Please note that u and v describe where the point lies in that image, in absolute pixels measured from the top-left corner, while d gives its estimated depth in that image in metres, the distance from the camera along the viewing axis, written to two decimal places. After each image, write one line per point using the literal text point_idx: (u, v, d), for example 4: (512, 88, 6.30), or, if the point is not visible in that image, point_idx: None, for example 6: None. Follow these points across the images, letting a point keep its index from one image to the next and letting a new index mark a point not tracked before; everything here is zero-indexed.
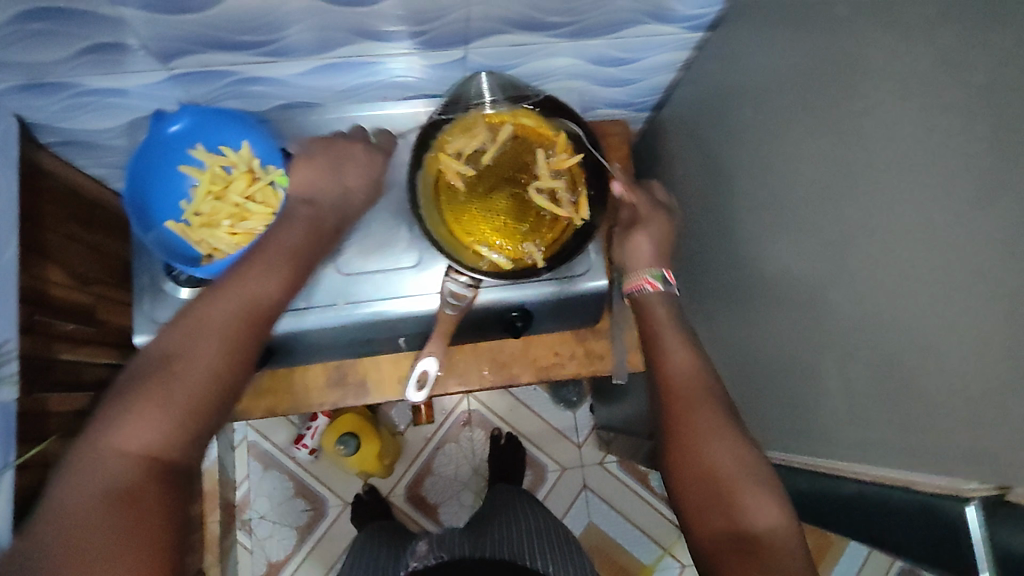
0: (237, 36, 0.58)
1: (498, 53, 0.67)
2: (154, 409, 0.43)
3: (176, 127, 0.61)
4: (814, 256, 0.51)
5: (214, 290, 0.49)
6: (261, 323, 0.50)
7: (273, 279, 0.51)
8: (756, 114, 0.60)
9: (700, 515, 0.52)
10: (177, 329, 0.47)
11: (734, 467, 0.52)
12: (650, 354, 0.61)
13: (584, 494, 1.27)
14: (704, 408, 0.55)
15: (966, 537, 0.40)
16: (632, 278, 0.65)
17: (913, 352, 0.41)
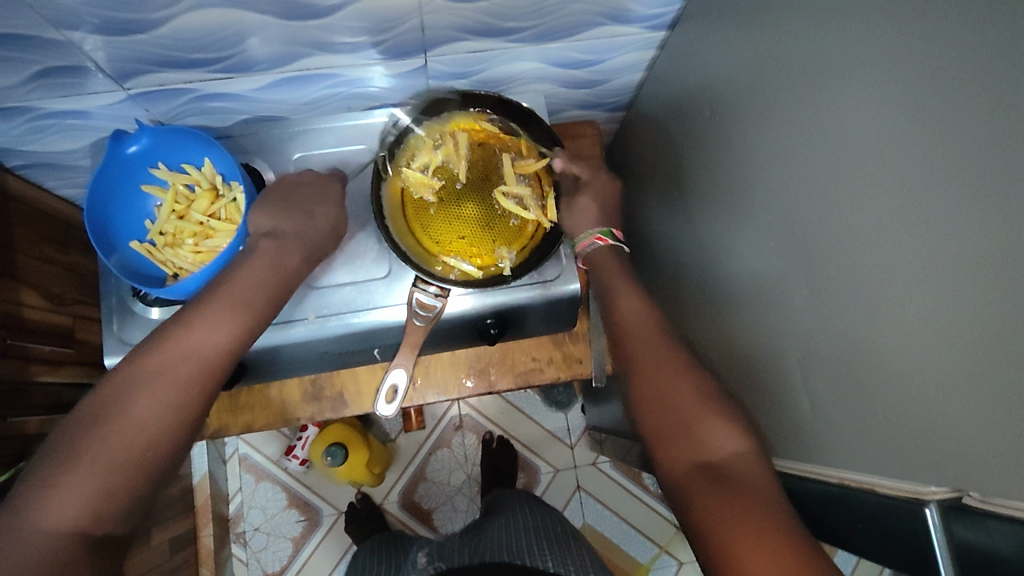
0: (189, 54, 0.58)
1: (460, 61, 0.67)
2: (92, 465, 0.46)
3: (134, 148, 0.61)
4: (778, 253, 0.51)
5: (165, 337, 0.52)
6: (208, 377, 0.52)
7: (224, 327, 0.53)
8: (720, 112, 0.60)
9: (664, 447, 0.53)
10: (125, 380, 0.49)
11: (693, 397, 0.54)
12: (608, 311, 0.64)
13: (578, 495, 1.27)
14: (660, 351, 0.58)
15: (928, 539, 0.38)
16: (581, 237, 0.67)
17: (878, 351, 0.40)
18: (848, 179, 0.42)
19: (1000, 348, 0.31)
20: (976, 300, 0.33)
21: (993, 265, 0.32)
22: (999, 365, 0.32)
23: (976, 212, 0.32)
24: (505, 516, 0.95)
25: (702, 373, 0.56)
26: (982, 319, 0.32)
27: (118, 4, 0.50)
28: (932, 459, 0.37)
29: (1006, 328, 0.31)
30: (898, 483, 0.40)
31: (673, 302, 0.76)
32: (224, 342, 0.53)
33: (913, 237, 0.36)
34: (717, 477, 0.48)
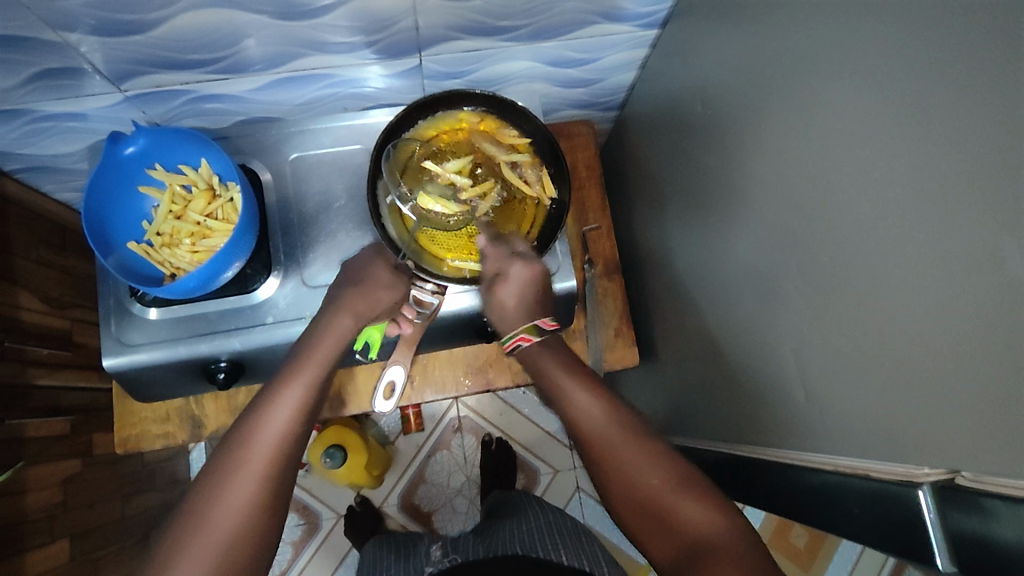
0: (185, 55, 0.58)
1: (451, 60, 0.68)
2: (203, 554, 0.48)
3: (131, 149, 0.61)
4: (771, 244, 0.52)
5: (247, 423, 0.53)
6: (290, 456, 0.53)
7: (298, 404, 0.55)
8: (711, 109, 0.60)
9: (652, 543, 0.53)
10: (214, 471, 0.51)
11: (665, 488, 0.53)
12: (553, 393, 0.61)
13: (578, 497, 1.27)
14: (623, 444, 0.56)
15: (923, 520, 0.39)
16: (506, 338, 0.65)
17: (870, 337, 0.41)
18: (838, 168, 0.42)
19: (987, 326, 0.32)
20: (963, 280, 0.33)
21: (980, 244, 0.32)
22: (987, 343, 0.32)
23: (961, 193, 0.33)
24: (516, 518, 0.95)
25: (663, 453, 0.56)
26: (970, 298, 0.33)
27: (115, 5, 0.51)
28: (923, 439, 0.37)
29: (993, 306, 0.31)
30: (891, 466, 0.41)
31: (668, 299, 0.77)
32: (301, 417, 0.55)
33: (902, 221, 0.37)
34: (704, 569, 0.49)
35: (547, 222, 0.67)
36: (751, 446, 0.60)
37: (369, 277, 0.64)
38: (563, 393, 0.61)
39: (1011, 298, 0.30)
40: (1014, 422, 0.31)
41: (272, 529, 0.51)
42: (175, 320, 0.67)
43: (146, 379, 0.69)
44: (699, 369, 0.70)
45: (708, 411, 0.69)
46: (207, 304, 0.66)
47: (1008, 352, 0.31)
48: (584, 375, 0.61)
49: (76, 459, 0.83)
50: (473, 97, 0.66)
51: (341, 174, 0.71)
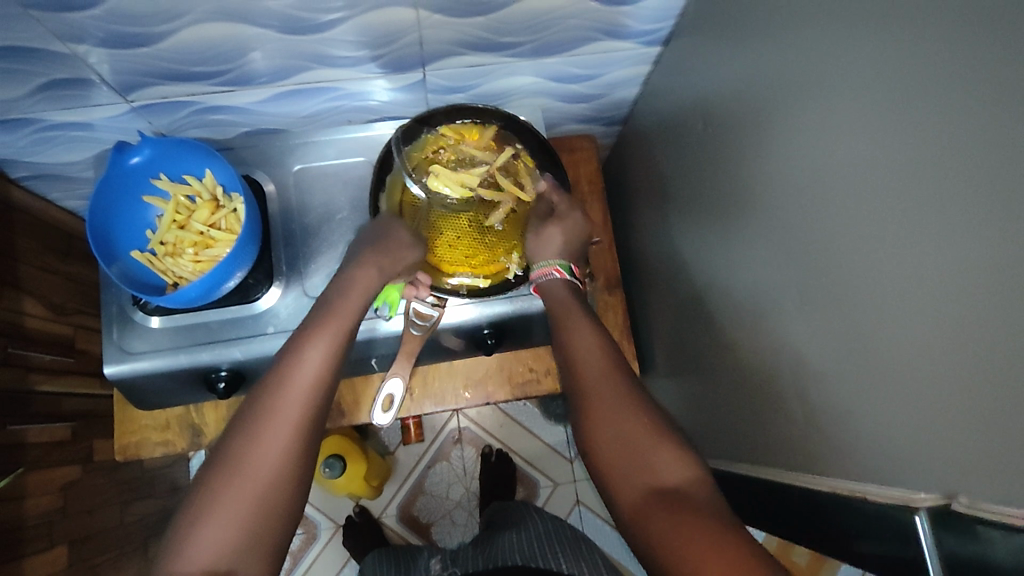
0: (192, 67, 0.59)
1: (455, 75, 0.68)
2: (240, 489, 0.48)
3: (136, 158, 0.62)
4: (771, 262, 0.52)
5: (276, 376, 0.53)
6: (324, 395, 0.53)
7: (331, 345, 0.55)
8: (712, 125, 0.60)
9: (614, 480, 0.50)
10: (244, 423, 0.50)
11: (642, 428, 0.51)
12: (557, 341, 0.60)
13: (577, 511, 1.26)
14: (609, 385, 0.55)
15: (920, 546, 0.38)
16: (538, 266, 0.64)
17: (868, 358, 0.40)
18: (838, 187, 0.42)
19: (986, 350, 0.32)
20: (962, 304, 0.33)
21: (978, 267, 0.32)
22: (986, 367, 0.32)
23: (959, 217, 0.33)
24: (519, 528, 0.94)
25: (648, 401, 0.53)
26: (968, 322, 0.33)
27: (125, 17, 0.51)
28: (922, 463, 0.37)
29: (991, 330, 0.31)
30: (889, 490, 0.40)
31: (669, 314, 0.76)
32: (331, 370, 0.54)
33: (901, 243, 0.37)
34: (670, 513, 0.45)
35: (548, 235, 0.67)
36: (750, 465, 0.59)
37: (380, 252, 0.61)
38: (564, 337, 0.60)
39: (1009, 322, 0.30)
40: (1013, 448, 0.31)
41: (301, 487, 0.51)
42: (176, 329, 0.67)
43: (146, 387, 0.69)
44: (698, 385, 0.70)
45: (707, 427, 0.69)
46: (208, 313, 0.67)
47: (1007, 377, 0.31)
48: (594, 322, 0.60)
49: (76, 465, 0.83)
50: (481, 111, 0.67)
51: (344, 186, 0.72)
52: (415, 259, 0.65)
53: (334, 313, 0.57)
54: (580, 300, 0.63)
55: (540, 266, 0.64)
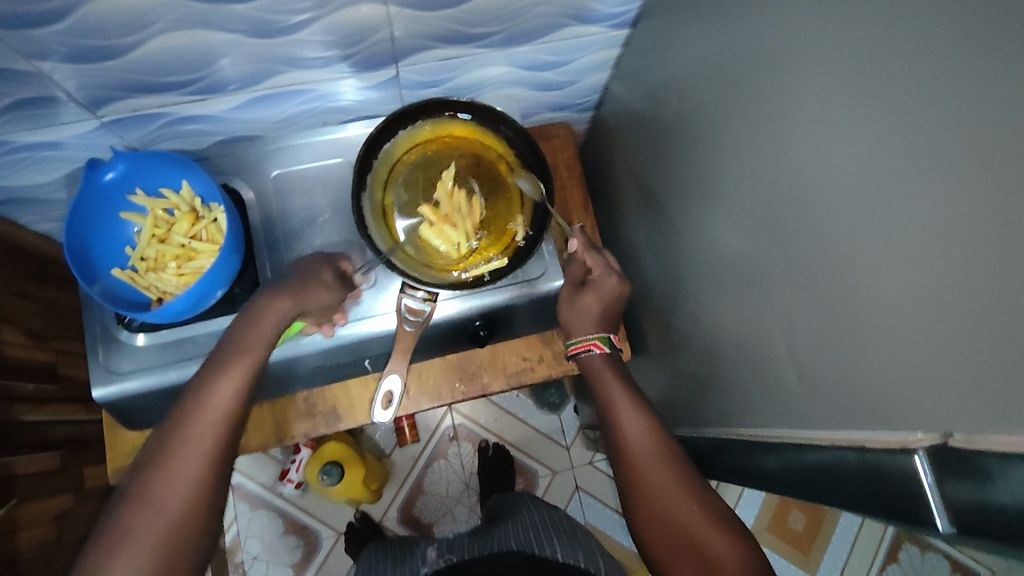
0: (161, 77, 0.58)
1: (427, 69, 0.68)
2: (142, 526, 0.48)
3: (111, 174, 0.61)
4: (751, 229, 0.52)
5: (184, 407, 0.53)
6: (234, 424, 0.55)
7: (241, 375, 0.56)
8: (683, 100, 0.61)
9: (673, 562, 0.58)
10: (152, 455, 0.51)
11: (698, 516, 0.58)
12: (604, 414, 0.66)
13: (577, 496, 1.27)
14: (666, 468, 0.61)
15: (922, 484, 0.39)
16: (578, 341, 0.69)
17: (845, 315, 0.41)
18: (803, 151, 0.43)
19: (949, 293, 0.33)
20: (923, 250, 0.34)
21: (937, 212, 0.33)
22: (950, 310, 0.33)
23: (918, 167, 0.34)
24: (518, 516, 0.94)
25: (701, 486, 0.60)
26: (931, 268, 0.34)
27: (86, 31, 0.51)
28: (897, 410, 0.38)
29: (950, 275, 0.32)
30: (882, 434, 0.41)
31: (654, 292, 0.77)
32: (243, 399, 0.56)
33: (866, 197, 0.38)
34: None
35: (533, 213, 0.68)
36: (740, 429, 0.61)
37: (307, 296, 0.60)
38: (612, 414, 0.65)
39: (969, 263, 0.31)
40: (982, 385, 0.32)
41: (212, 515, 0.52)
42: (164, 345, 0.66)
43: (138, 406, 0.68)
44: (687, 358, 0.71)
45: (698, 401, 0.70)
46: (195, 326, 0.66)
47: (970, 317, 0.32)
48: (638, 401, 0.65)
49: (68, 493, 0.81)
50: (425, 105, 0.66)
51: (324, 188, 0.71)
52: (330, 302, 0.63)
53: (246, 336, 0.57)
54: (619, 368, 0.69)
55: (582, 341, 0.68)
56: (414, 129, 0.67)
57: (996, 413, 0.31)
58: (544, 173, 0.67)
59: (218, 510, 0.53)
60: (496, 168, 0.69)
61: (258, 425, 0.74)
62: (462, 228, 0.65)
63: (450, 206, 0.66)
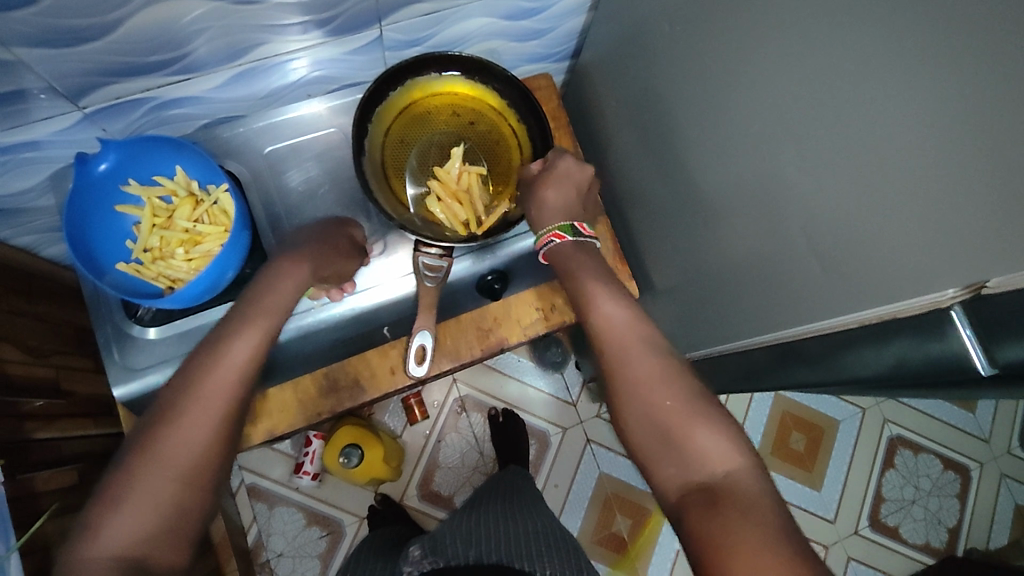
0: (143, 57, 0.57)
1: (409, 25, 0.67)
2: (148, 478, 0.47)
3: (104, 165, 0.59)
4: (748, 142, 0.54)
5: (201, 362, 0.52)
6: (247, 382, 0.53)
7: (263, 334, 0.55)
8: (667, 28, 0.62)
9: (658, 465, 0.51)
10: (165, 409, 0.50)
11: (680, 410, 0.51)
12: (578, 302, 0.60)
13: (589, 449, 1.30)
14: (648, 358, 0.54)
15: (956, 332, 0.41)
16: (541, 232, 0.63)
17: (853, 203, 0.43)
18: (801, 50, 0.45)
19: (956, 158, 0.35)
20: (925, 122, 0.36)
21: (937, 83, 0.35)
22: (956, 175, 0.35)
23: (913, 45, 0.35)
24: (518, 514, 0.94)
25: (688, 379, 0.54)
26: (935, 137, 0.36)
27: (63, 10, 0.48)
28: (916, 280, 0.40)
29: (954, 140, 0.35)
30: (913, 301, 0.42)
31: (651, 228, 0.79)
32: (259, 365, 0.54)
33: (866, 84, 0.40)
34: (717, 500, 0.46)
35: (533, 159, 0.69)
36: (757, 337, 0.63)
37: (320, 259, 0.62)
38: (586, 307, 0.59)
39: (972, 125, 0.33)
40: (994, 239, 0.34)
41: (220, 471, 0.51)
42: (181, 334, 0.65)
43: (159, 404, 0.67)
44: (694, 285, 0.73)
45: (710, 323, 0.73)
46: (209, 312, 0.64)
47: (976, 176, 0.34)
48: (616, 287, 0.59)
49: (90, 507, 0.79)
50: (407, 66, 0.65)
51: (321, 158, 0.73)
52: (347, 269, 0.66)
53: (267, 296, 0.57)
54: (590, 253, 0.63)
55: (544, 231, 0.63)
56: (401, 93, 0.67)
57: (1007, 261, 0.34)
58: (544, 125, 0.68)
59: (226, 467, 0.52)
60: (491, 122, 0.70)
61: (278, 409, 0.73)
62: (466, 205, 0.66)
63: (458, 184, 0.67)
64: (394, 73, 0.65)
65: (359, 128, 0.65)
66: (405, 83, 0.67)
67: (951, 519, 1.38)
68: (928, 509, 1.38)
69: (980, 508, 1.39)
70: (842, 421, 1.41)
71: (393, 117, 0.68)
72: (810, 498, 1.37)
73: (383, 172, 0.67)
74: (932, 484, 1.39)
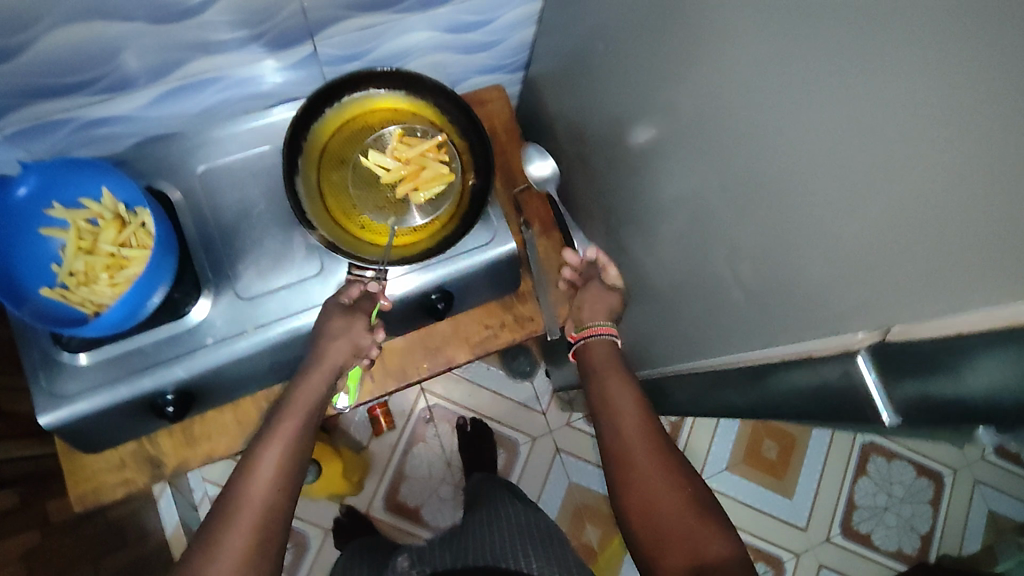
0: (60, 79, 0.55)
1: (344, 41, 0.66)
2: None
3: (24, 189, 0.58)
4: (681, 168, 0.53)
5: (238, 475, 0.54)
6: (284, 494, 0.54)
7: (289, 444, 0.56)
8: (606, 47, 0.61)
9: (657, 553, 0.52)
10: (209, 527, 0.52)
11: (686, 505, 0.53)
12: (596, 402, 0.62)
13: (558, 459, 1.29)
14: (653, 450, 0.57)
15: (863, 380, 0.41)
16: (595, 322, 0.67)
17: (778, 236, 0.41)
18: (722, 79, 0.43)
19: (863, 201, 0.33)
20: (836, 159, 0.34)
21: (848, 113, 0.33)
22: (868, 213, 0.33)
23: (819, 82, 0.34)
24: (474, 522, 0.94)
25: (693, 474, 0.56)
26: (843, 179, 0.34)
27: None
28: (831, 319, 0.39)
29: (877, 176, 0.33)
30: (828, 341, 0.41)
31: (604, 244, 0.78)
32: (288, 466, 0.55)
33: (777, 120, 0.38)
34: None
35: (477, 166, 0.67)
36: (696, 361, 0.62)
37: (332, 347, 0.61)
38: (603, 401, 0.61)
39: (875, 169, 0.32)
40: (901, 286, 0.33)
41: None
42: (111, 360, 0.63)
43: (92, 431, 0.65)
44: (642, 305, 0.72)
45: (659, 344, 0.71)
46: (140, 337, 0.63)
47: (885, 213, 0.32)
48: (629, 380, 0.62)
49: (33, 530, 0.77)
50: (321, 93, 0.64)
51: (254, 175, 0.68)
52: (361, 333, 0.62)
53: (287, 408, 0.59)
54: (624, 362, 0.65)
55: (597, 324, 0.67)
56: (324, 123, 0.66)
57: (923, 300, 0.32)
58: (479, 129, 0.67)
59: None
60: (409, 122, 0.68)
61: (216, 432, 0.72)
62: (425, 159, 0.65)
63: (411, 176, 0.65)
64: (324, 91, 0.64)
65: (293, 148, 0.64)
66: (325, 113, 0.66)
67: (925, 526, 1.38)
68: (901, 516, 1.38)
69: (954, 515, 1.38)
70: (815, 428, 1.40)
71: (324, 150, 0.66)
72: (782, 506, 1.36)
73: (340, 213, 0.65)
74: (905, 492, 1.39)
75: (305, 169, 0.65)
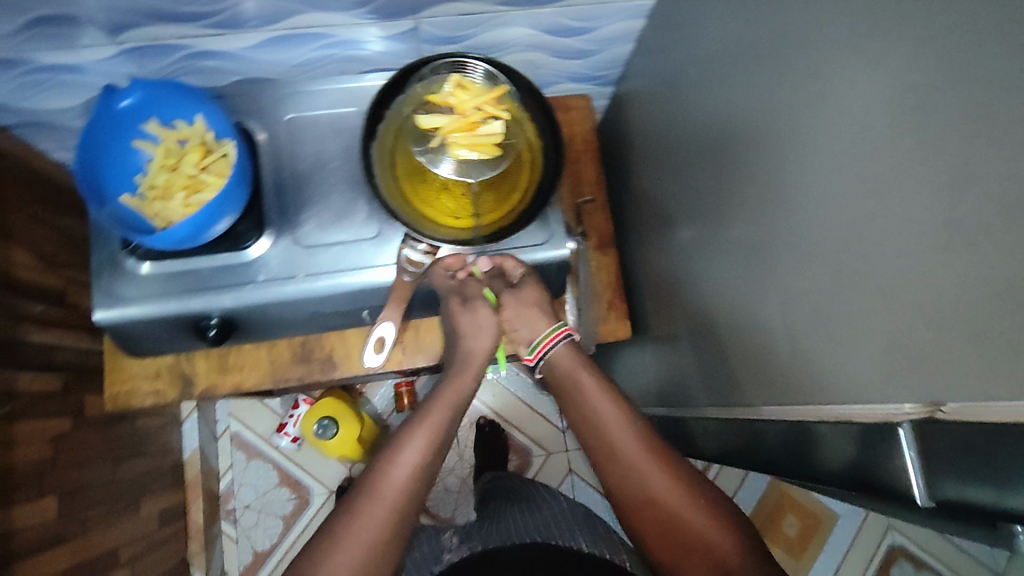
0: (179, 7, 0.59)
1: (446, 23, 0.68)
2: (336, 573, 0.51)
3: (126, 101, 0.62)
4: (750, 206, 0.51)
5: (377, 466, 0.56)
6: (418, 488, 0.56)
7: (431, 433, 0.58)
8: (699, 75, 0.60)
9: (663, 545, 0.55)
10: (350, 500, 0.55)
11: (695, 506, 0.55)
12: (583, 415, 0.62)
13: (569, 479, 1.27)
14: (648, 458, 0.58)
15: (903, 457, 0.39)
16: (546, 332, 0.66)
17: (847, 289, 0.40)
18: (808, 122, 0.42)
19: None
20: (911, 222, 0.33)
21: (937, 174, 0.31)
22: (955, 282, 0.31)
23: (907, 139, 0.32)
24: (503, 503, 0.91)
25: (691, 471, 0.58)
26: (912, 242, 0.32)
27: None
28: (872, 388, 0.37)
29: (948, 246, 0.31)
30: (873, 410, 0.40)
31: (660, 271, 0.76)
32: (429, 459, 0.57)
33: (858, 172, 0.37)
34: None
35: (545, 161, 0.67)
36: (727, 406, 0.61)
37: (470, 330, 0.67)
38: (588, 419, 0.62)
39: None
40: None
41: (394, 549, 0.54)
42: (168, 275, 0.66)
43: (137, 336, 0.68)
44: (685, 339, 0.70)
45: (693, 383, 0.69)
46: (199, 260, 0.66)
47: (975, 287, 0.30)
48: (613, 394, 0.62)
49: (68, 416, 0.81)
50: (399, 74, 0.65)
51: (336, 133, 0.71)
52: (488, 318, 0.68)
53: (434, 402, 0.61)
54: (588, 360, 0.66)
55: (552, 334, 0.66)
56: (397, 104, 0.66)
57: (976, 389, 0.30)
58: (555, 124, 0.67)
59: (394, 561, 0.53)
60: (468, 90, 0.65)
61: (249, 366, 0.75)
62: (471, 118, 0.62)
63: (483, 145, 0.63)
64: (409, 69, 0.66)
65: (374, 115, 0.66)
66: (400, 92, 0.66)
67: None
68: None
69: None
70: (844, 516, 1.32)
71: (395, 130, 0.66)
72: None
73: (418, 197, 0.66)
74: None
75: (380, 143, 0.66)
